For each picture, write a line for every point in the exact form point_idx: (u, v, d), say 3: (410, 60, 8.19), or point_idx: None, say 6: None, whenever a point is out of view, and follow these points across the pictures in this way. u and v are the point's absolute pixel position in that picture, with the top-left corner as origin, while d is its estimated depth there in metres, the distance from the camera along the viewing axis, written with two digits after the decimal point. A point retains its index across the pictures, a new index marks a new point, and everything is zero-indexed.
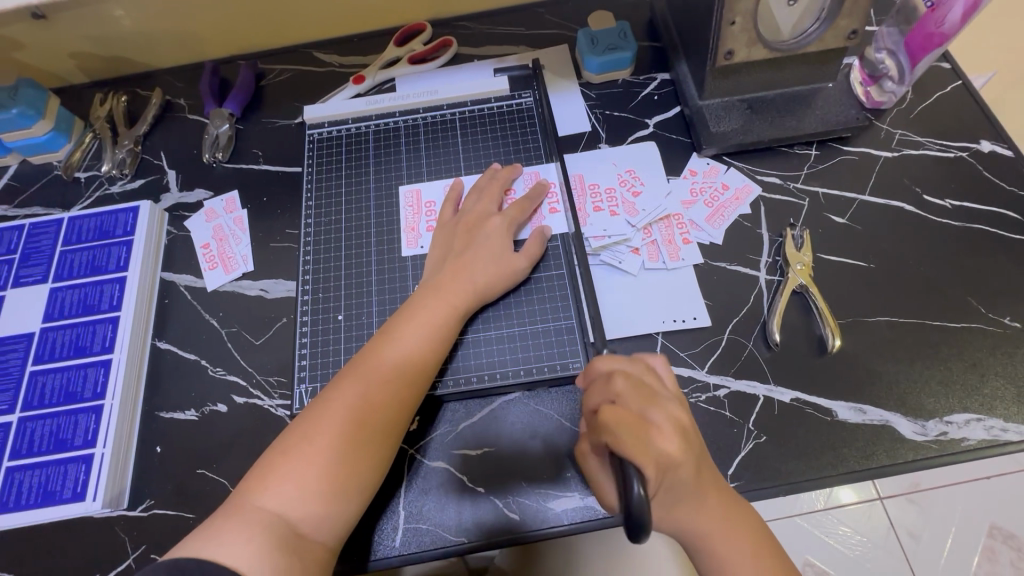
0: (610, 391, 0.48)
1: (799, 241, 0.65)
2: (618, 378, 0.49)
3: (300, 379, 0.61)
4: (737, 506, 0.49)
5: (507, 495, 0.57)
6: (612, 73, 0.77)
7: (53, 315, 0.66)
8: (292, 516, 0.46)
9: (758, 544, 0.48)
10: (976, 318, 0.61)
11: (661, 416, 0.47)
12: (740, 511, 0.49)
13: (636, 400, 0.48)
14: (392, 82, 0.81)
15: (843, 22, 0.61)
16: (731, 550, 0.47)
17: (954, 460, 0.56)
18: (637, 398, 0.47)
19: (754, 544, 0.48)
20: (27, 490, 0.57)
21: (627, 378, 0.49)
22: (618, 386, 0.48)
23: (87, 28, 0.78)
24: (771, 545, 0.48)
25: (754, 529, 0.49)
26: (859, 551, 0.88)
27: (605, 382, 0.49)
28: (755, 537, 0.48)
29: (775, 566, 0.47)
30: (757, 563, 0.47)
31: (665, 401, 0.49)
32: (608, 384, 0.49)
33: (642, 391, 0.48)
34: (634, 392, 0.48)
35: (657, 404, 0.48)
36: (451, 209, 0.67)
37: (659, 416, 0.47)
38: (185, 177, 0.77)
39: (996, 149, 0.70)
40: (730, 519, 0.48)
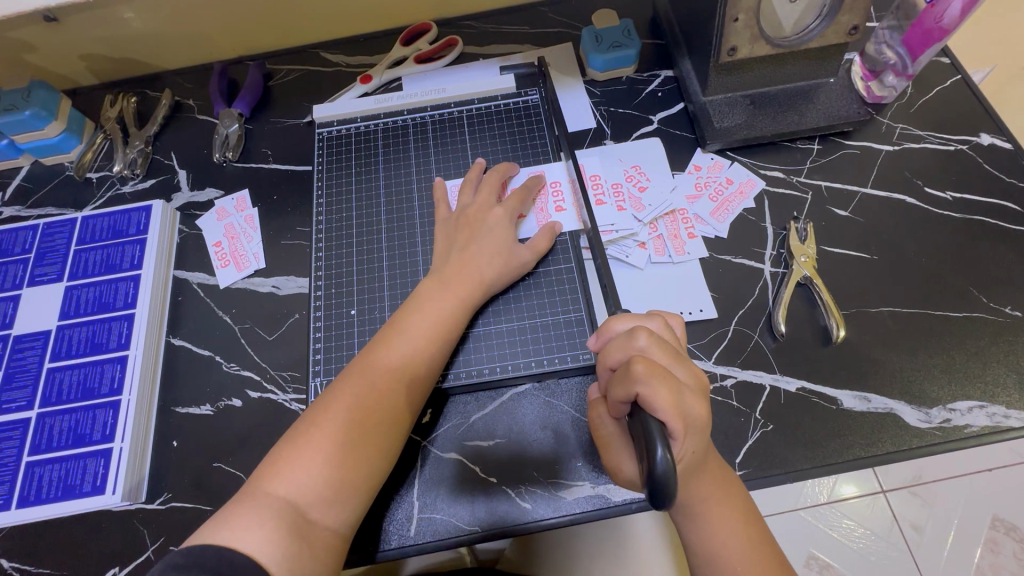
0: (633, 346, 0.47)
1: (803, 234, 0.66)
2: (643, 335, 0.47)
3: (314, 373, 0.62)
4: (729, 479, 0.51)
5: (519, 484, 0.58)
6: (616, 71, 0.78)
7: (69, 312, 0.67)
8: (302, 501, 0.47)
9: (746, 514, 0.50)
10: (977, 307, 0.62)
11: (685, 374, 0.46)
12: (731, 481, 0.51)
13: (663, 358, 0.46)
14: (399, 81, 0.82)
15: (844, 18, 0.63)
16: (724, 518, 0.49)
17: (957, 446, 0.57)
18: (663, 355, 0.46)
19: (743, 515, 0.49)
20: (47, 483, 0.58)
21: (651, 336, 0.47)
22: (642, 343, 0.47)
23: (98, 30, 0.79)
24: (756, 515, 0.50)
25: (743, 502, 0.50)
26: (862, 544, 0.97)
27: (627, 339, 0.48)
28: (744, 509, 0.50)
29: (758, 534, 0.49)
30: (746, 530, 0.49)
31: (686, 360, 0.48)
32: (631, 340, 0.47)
33: (666, 349, 0.47)
34: (659, 349, 0.47)
35: (682, 363, 0.47)
36: (445, 209, 0.67)
37: (682, 375, 0.46)
38: (196, 176, 0.78)
39: (996, 142, 0.71)
40: (723, 491, 0.50)
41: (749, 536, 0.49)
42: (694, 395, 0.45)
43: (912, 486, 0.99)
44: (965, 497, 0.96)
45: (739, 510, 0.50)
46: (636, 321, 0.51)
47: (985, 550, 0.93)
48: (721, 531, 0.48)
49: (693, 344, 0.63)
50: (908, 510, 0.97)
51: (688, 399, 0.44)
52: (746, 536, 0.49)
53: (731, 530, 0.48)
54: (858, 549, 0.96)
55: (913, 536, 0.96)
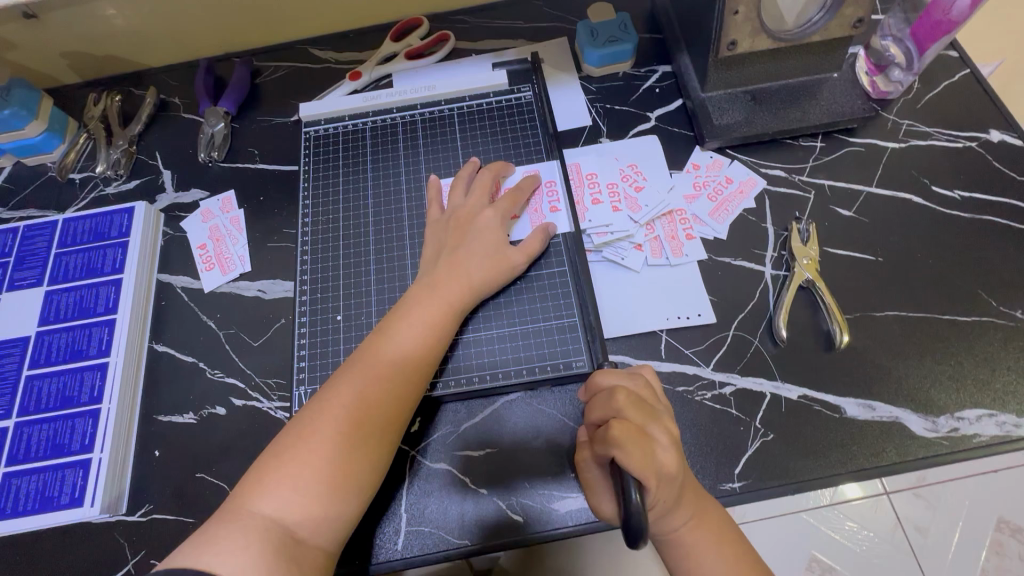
0: (611, 407, 0.47)
1: (804, 235, 0.64)
2: (621, 395, 0.47)
3: (299, 381, 0.60)
4: (705, 501, 0.50)
5: (510, 496, 0.56)
6: (612, 66, 0.75)
7: (49, 318, 0.65)
8: (290, 520, 0.45)
9: (725, 535, 0.49)
10: (986, 311, 0.60)
11: (660, 432, 0.46)
12: (708, 505, 0.49)
13: (637, 417, 0.47)
14: (389, 78, 0.79)
15: (849, 10, 0.60)
16: (703, 546, 0.48)
17: (966, 456, 0.55)
18: (638, 414, 0.47)
19: (719, 534, 0.48)
20: (25, 495, 0.57)
21: (629, 396, 0.47)
22: (620, 403, 0.47)
23: (80, 27, 0.77)
24: (735, 532, 0.49)
25: (721, 519, 0.49)
26: (865, 547, 0.78)
27: (607, 399, 0.48)
28: (722, 532, 0.49)
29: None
30: (722, 550, 0.48)
31: (661, 417, 0.48)
32: (610, 401, 0.48)
33: (642, 408, 0.48)
34: (635, 409, 0.47)
35: (656, 422, 0.47)
36: (438, 208, 0.65)
37: (658, 433, 0.46)
38: (181, 177, 0.76)
39: (1006, 138, 0.68)
40: (700, 514, 0.49)
41: (732, 561, 0.48)
42: (667, 450, 0.46)
43: None
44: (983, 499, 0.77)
45: (717, 531, 0.49)
46: (620, 377, 0.51)
47: None
48: (699, 560, 0.48)
49: (691, 349, 0.60)
50: None
51: (660, 455, 0.45)
52: (727, 560, 0.48)
53: (711, 557, 0.48)
54: (859, 551, 0.77)
55: None
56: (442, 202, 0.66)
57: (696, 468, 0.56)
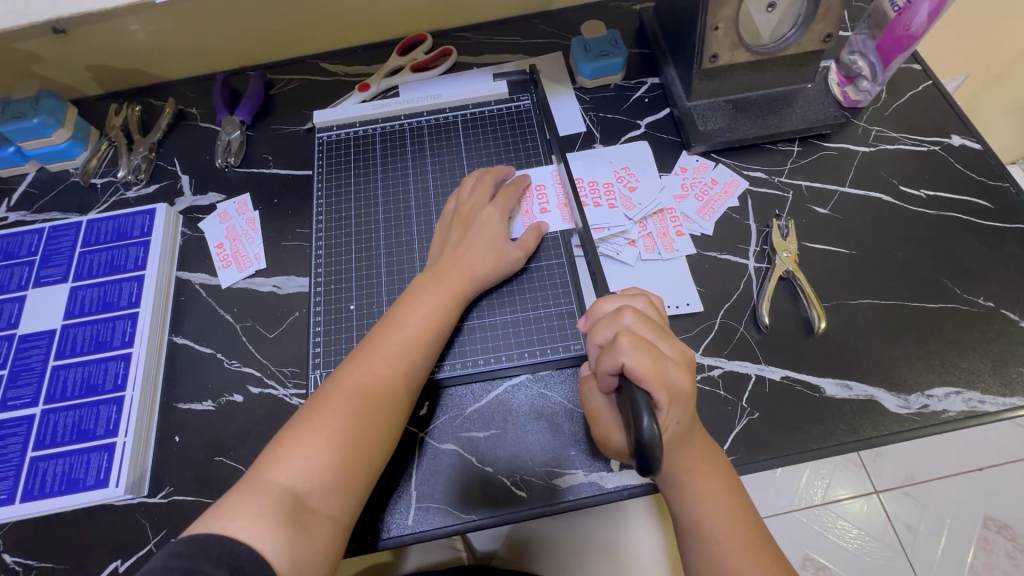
0: (619, 324, 0.51)
1: (784, 231, 0.69)
2: (628, 314, 0.52)
3: (314, 366, 0.64)
4: (713, 454, 0.53)
5: (514, 473, 0.60)
6: (605, 78, 0.81)
7: (74, 312, 0.68)
8: (302, 490, 0.49)
9: (730, 489, 0.52)
10: (952, 299, 0.65)
11: (670, 349, 0.50)
12: (715, 455, 0.53)
13: (648, 331, 0.50)
14: (396, 90, 0.85)
15: (819, 26, 0.66)
16: (709, 492, 0.51)
17: (936, 431, 0.59)
18: (648, 330, 0.50)
19: (726, 486, 0.52)
20: (51, 478, 0.59)
21: (636, 315, 0.52)
22: (628, 321, 0.51)
23: (105, 42, 0.82)
24: (736, 484, 0.53)
25: (727, 475, 0.52)
26: (858, 545, 1.02)
27: (613, 318, 0.52)
28: (729, 483, 0.52)
29: (744, 510, 0.51)
30: (728, 497, 0.51)
31: (670, 334, 0.52)
32: (617, 319, 0.52)
33: (651, 325, 0.51)
34: (643, 325, 0.51)
35: (665, 338, 0.51)
36: (450, 203, 0.70)
37: (668, 348, 0.50)
38: (199, 182, 0.80)
39: (966, 143, 0.74)
40: (709, 464, 0.52)
41: (728, 502, 0.51)
42: (678, 367, 0.49)
43: (903, 486, 1.05)
44: (973, 492, 1.03)
45: (722, 485, 0.52)
46: (620, 303, 0.55)
47: (977, 549, 0.98)
48: (708, 503, 0.51)
49: (681, 336, 0.65)
50: (900, 510, 1.03)
51: (672, 371, 0.48)
52: (722, 492, 0.51)
53: (717, 503, 0.51)
54: (853, 549, 1.02)
55: (906, 535, 1.01)
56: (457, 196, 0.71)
57: None
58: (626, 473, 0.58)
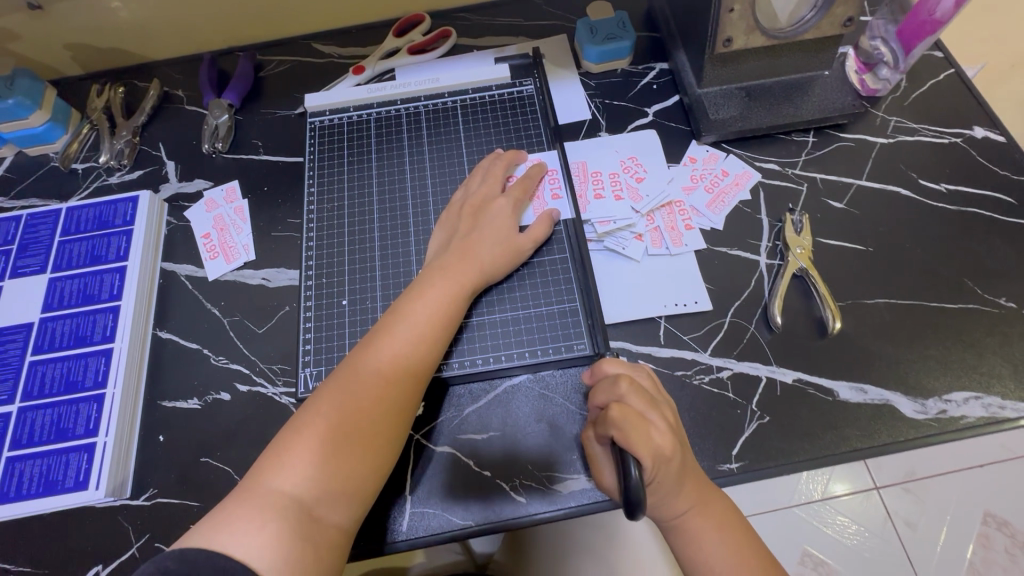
0: (614, 392, 0.51)
1: (798, 226, 0.66)
2: (624, 381, 0.51)
3: (305, 364, 0.61)
4: (708, 489, 0.51)
5: (514, 478, 0.57)
6: (610, 63, 0.77)
7: (53, 305, 0.65)
8: (306, 497, 0.46)
9: (729, 522, 0.51)
10: (972, 299, 0.62)
11: (659, 417, 0.49)
12: (711, 494, 0.51)
13: (639, 401, 0.50)
14: (392, 73, 0.81)
15: (840, 9, 0.62)
16: (704, 529, 0.50)
17: (954, 437, 0.57)
18: (639, 400, 0.50)
19: (721, 522, 0.50)
20: (29, 479, 0.57)
21: (632, 384, 0.51)
22: (623, 389, 0.50)
23: (84, 19, 0.78)
24: (736, 518, 0.51)
25: (726, 508, 0.51)
26: (857, 541, 1.01)
27: (611, 384, 0.52)
28: (725, 517, 0.51)
29: (746, 543, 0.50)
30: (722, 536, 0.50)
31: (662, 406, 0.51)
32: (614, 386, 0.51)
33: (643, 396, 0.51)
34: (637, 396, 0.50)
35: (656, 408, 0.50)
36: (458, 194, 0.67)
37: (657, 419, 0.49)
38: (185, 168, 0.77)
39: (989, 135, 0.71)
40: (704, 501, 0.50)
41: (732, 548, 0.49)
42: (664, 435, 0.48)
43: (904, 482, 1.02)
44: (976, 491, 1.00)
45: (721, 518, 0.51)
46: (624, 367, 0.55)
47: (977, 546, 0.96)
48: (705, 547, 0.50)
49: (689, 335, 0.62)
50: (900, 506, 1.01)
51: (656, 437, 0.48)
52: (725, 539, 0.50)
53: (713, 541, 0.50)
54: (852, 545, 1.01)
55: (906, 532, 0.99)
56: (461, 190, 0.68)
57: (695, 450, 0.57)
58: None
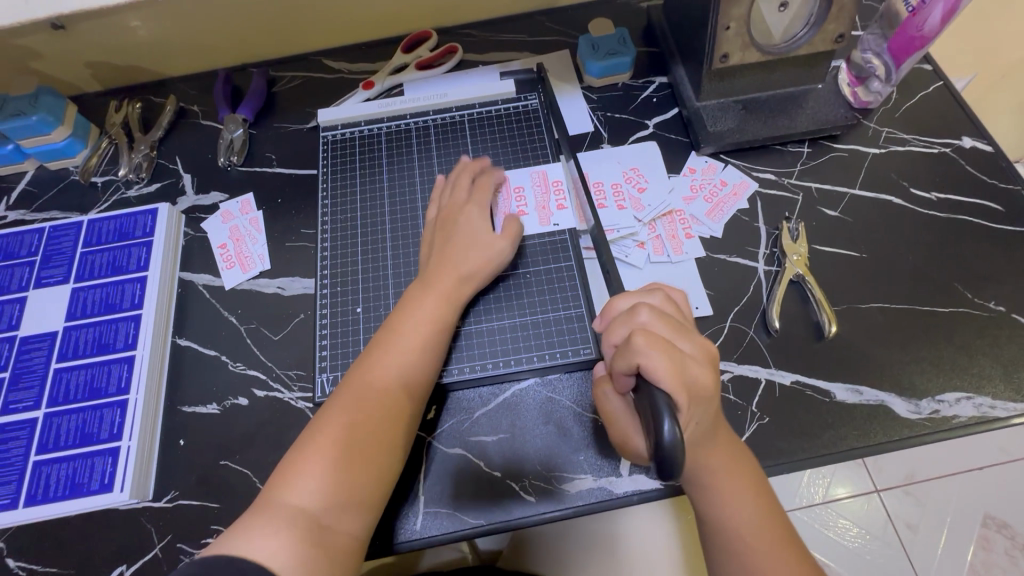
0: (636, 321, 0.50)
1: (794, 233, 0.69)
2: (644, 311, 0.51)
3: (320, 369, 0.63)
4: (721, 432, 0.52)
5: (524, 478, 0.59)
6: (612, 77, 0.80)
7: (76, 314, 0.67)
8: (317, 508, 0.48)
9: (757, 488, 0.51)
10: (963, 303, 0.64)
11: (689, 347, 0.49)
12: (740, 453, 0.52)
13: (666, 330, 0.50)
14: (401, 88, 0.84)
15: (831, 26, 0.66)
16: (723, 480, 0.50)
17: (947, 436, 0.59)
18: (665, 328, 0.50)
19: (751, 487, 0.51)
20: (55, 482, 0.59)
21: (652, 311, 0.51)
22: (644, 318, 0.50)
23: (104, 38, 0.81)
24: (762, 483, 0.52)
25: (753, 473, 0.52)
26: (859, 544, 1.02)
27: (629, 315, 0.51)
28: (754, 483, 0.51)
29: (770, 510, 0.51)
30: (752, 499, 0.50)
31: (690, 332, 0.51)
32: (634, 316, 0.51)
33: (668, 322, 0.50)
34: (659, 321, 0.50)
35: (685, 335, 0.50)
36: (464, 190, 0.68)
37: (687, 347, 0.49)
38: (201, 180, 0.79)
39: (977, 144, 0.74)
40: (733, 461, 0.51)
41: (757, 509, 0.50)
42: (699, 365, 0.48)
43: (904, 485, 1.05)
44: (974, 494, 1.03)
45: (749, 483, 0.51)
46: (637, 299, 0.54)
47: (977, 548, 0.98)
48: (731, 505, 0.50)
49: None
50: (900, 509, 1.03)
51: (690, 368, 0.47)
52: (752, 501, 0.50)
53: (732, 487, 0.50)
54: (854, 548, 1.02)
55: (907, 534, 1.01)
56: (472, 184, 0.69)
57: None
58: (635, 479, 0.58)
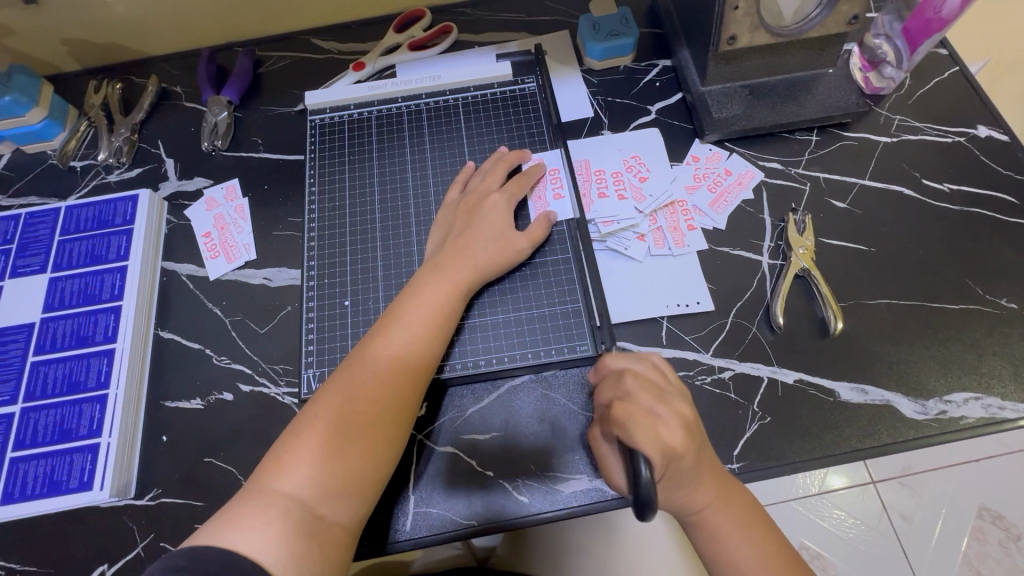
0: (619, 389, 0.50)
1: (801, 226, 0.66)
2: (629, 378, 0.50)
3: (307, 365, 0.61)
4: (730, 485, 0.51)
5: (516, 479, 0.57)
6: (613, 60, 0.77)
7: (54, 305, 0.65)
8: (309, 498, 0.46)
9: (750, 517, 0.51)
10: (974, 300, 0.62)
11: (667, 413, 0.48)
12: (731, 485, 0.52)
13: (646, 395, 0.48)
14: (392, 69, 0.80)
15: (845, 7, 0.62)
16: (726, 529, 0.50)
17: (954, 437, 0.57)
18: (644, 394, 0.48)
19: (744, 517, 0.51)
20: (33, 480, 0.57)
21: (636, 378, 0.49)
22: (627, 385, 0.49)
23: (80, 14, 0.77)
24: (758, 514, 0.52)
25: (747, 505, 0.51)
26: (852, 534, 0.94)
27: (616, 379, 0.51)
28: (749, 514, 0.51)
29: (766, 537, 0.51)
30: (746, 532, 0.50)
31: (670, 397, 0.49)
32: (619, 381, 0.50)
33: (650, 389, 0.49)
34: (643, 392, 0.49)
35: (663, 402, 0.48)
36: (457, 190, 0.67)
37: (665, 412, 0.48)
38: (184, 165, 0.76)
39: (993, 134, 0.71)
40: (726, 496, 0.51)
41: (756, 545, 0.50)
42: (673, 430, 0.47)
43: (901, 476, 0.96)
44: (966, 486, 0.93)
45: (742, 517, 0.51)
46: (628, 361, 0.53)
47: (971, 540, 0.90)
48: (727, 542, 0.50)
49: (692, 336, 0.62)
50: (895, 499, 0.94)
51: (665, 433, 0.46)
52: (749, 537, 0.50)
53: (738, 541, 0.50)
54: (847, 538, 0.94)
55: (901, 525, 0.93)
56: (465, 184, 0.68)
57: None
58: None
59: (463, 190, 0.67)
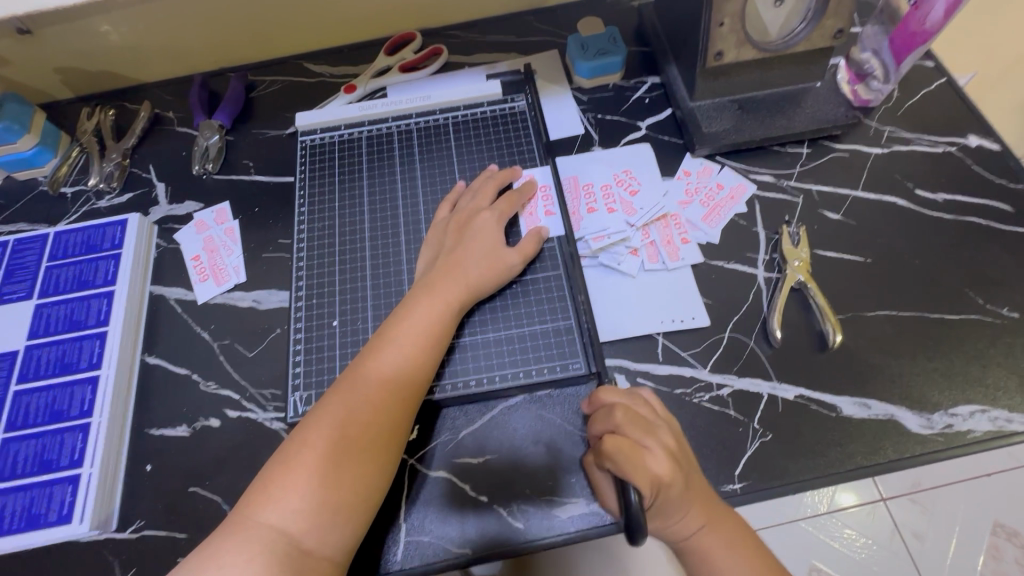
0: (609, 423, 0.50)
1: (795, 238, 0.65)
2: (619, 411, 0.50)
3: (295, 388, 0.59)
4: (719, 506, 0.51)
5: (510, 503, 0.55)
6: (602, 78, 0.77)
7: (39, 332, 0.64)
8: (295, 530, 0.45)
9: (742, 537, 0.50)
10: (974, 310, 0.61)
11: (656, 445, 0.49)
12: (723, 508, 0.51)
13: (635, 430, 0.49)
14: (383, 91, 0.80)
15: (829, 21, 0.63)
16: (717, 552, 0.50)
17: (961, 452, 0.55)
18: (634, 428, 0.49)
19: (735, 540, 0.50)
20: (11, 513, 0.55)
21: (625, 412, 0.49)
22: (617, 419, 0.49)
23: (75, 42, 0.78)
24: (748, 534, 0.51)
25: (739, 527, 0.50)
26: (864, 555, 0.88)
27: (606, 413, 0.51)
28: (742, 535, 0.50)
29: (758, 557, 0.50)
30: (735, 554, 0.49)
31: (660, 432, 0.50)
32: (609, 415, 0.50)
33: (639, 422, 0.50)
34: (632, 425, 0.49)
35: (653, 436, 0.49)
36: (447, 208, 0.66)
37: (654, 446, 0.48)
38: (174, 189, 0.76)
39: (984, 143, 0.71)
40: (717, 521, 0.50)
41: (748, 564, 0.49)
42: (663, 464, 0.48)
43: (910, 493, 0.90)
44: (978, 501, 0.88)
45: (733, 538, 0.50)
46: (620, 395, 0.53)
47: (986, 558, 0.85)
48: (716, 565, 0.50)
49: (688, 352, 0.61)
50: (907, 518, 0.89)
51: (653, 467, 0.47)
52: (742, 561, 0.49)
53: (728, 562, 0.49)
54: (859, 559, 0.88)
55: (914, 545, 0.88)
56: (455, 202, 0.67)
57: None
58: None
59: (453, 208, 0.67)
